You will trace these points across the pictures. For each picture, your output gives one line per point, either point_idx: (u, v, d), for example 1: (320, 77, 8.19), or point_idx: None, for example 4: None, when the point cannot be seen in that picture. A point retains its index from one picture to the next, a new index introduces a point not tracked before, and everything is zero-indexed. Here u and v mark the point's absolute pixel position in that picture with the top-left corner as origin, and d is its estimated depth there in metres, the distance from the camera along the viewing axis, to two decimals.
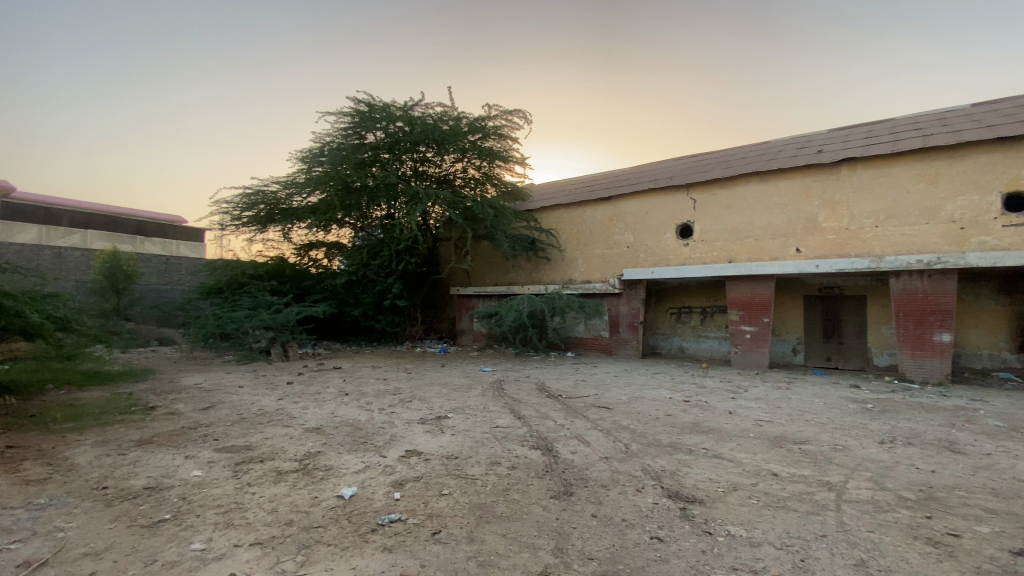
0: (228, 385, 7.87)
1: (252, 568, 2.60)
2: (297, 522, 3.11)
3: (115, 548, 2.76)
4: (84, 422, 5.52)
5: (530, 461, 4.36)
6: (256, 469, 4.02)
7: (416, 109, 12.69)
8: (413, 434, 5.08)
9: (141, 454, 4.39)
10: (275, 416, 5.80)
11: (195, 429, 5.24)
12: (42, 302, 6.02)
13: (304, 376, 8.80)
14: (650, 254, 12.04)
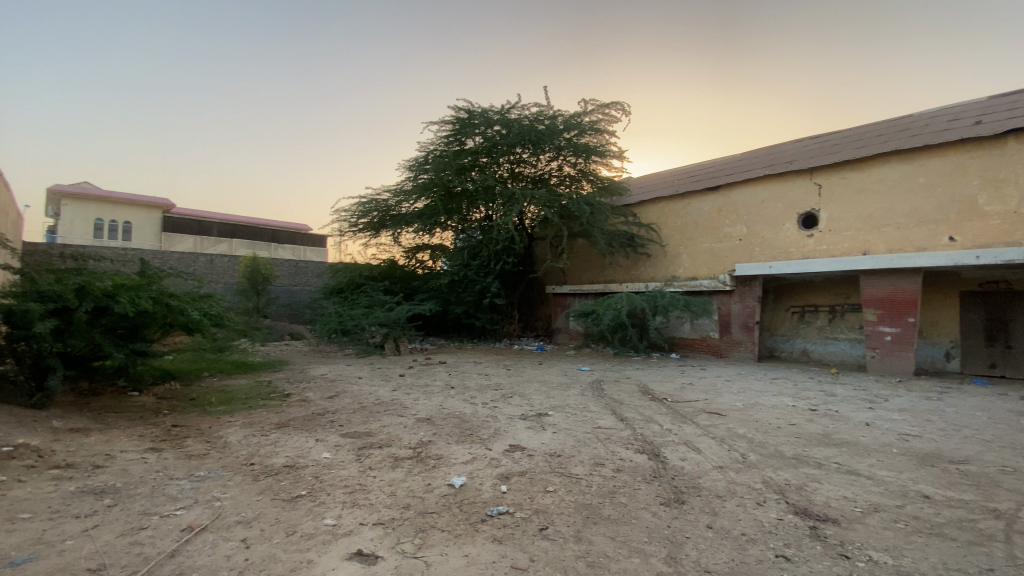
0: (349, 376, 8.64)
1: (377, 545, 2.80)
2: (413, 507, 3.30)
3: (262, 518, 3.13)
4: (234, 406, 6.37)
5: (636, 465, 4.21)
6: (375, 455, 4.34)
7: (513, 111, 12.93)
8: (516, 430, 5.15)
9: (280, 436, 4.96)
10: (389, 406, 6.24)
11: (324, 415, 5.81)
12: (200, 302, 7.02)
13: (413, 369, 9.37)
14: (765, 248, 11.10)
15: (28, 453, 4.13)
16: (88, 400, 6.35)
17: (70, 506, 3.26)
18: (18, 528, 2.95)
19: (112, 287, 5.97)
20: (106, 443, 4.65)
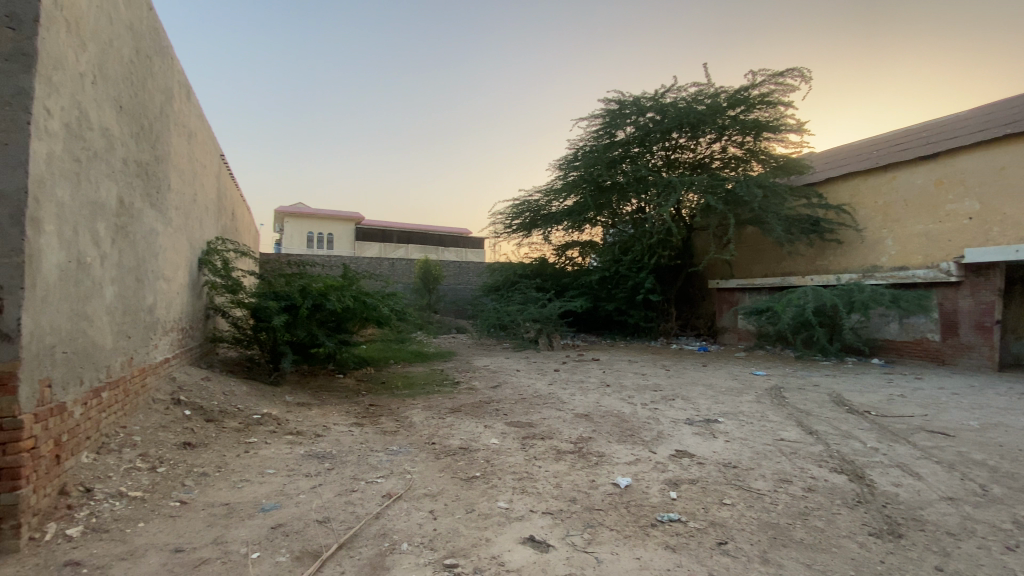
0: (509, 368, 9.10)
1: (548, 534, 2.87)
2: (580, 501, 3.31)
3: (444, 493, 3.45)
4: (415, 391, 7.19)
5: (831, 486, 3.64)
6: (539, 445, 4.49)
7: (668, 95, 12.29)
8: (681, 434, 4.86)
9: (454, 419, 5.44)
10: (549, 399, 6.41)
11: (490, 403, 6.22)
12: (388, 299, 8.04)
13: (569, 365, 9.49)
14: (1011, 226, 8.69)
15: (272, 420, 5.19)
16: (308, 379, 7.76)
17: (300, 466, 3.99)
18: (267, 480, 3.72)
19: (324, 288, 7.21)
20: (322, 416, 5.62)
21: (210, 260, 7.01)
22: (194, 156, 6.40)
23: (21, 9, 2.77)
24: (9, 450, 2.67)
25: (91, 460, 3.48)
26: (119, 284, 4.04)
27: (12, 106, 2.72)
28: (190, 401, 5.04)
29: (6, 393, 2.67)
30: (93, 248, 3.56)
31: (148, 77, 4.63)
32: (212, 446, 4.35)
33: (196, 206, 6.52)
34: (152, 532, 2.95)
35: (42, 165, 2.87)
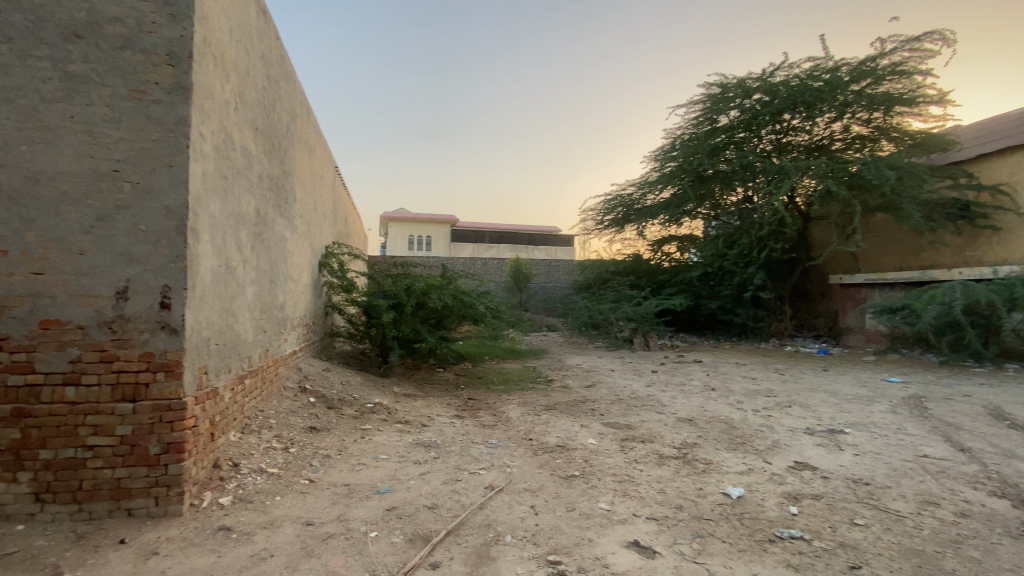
0: (603, 368, 8.93)
1: (653, 540, 2.77)
2: (687, 509, 3.15)
3: (544, 490, 3.48)
4: (511, 387, 7.34)
5: (992, 513, 3.11)
6: (640, 448, 4.36)
7: (778, 74, 11.37)
8: (799, 444, 4.44)
9: (550, 417, 5.46)
10: (647, 401, 6.19)
11: (586, 402, 6.15)
12: (483, 297, 8.30)
13: (667, 366, 9.10)
14: None
15: (383, 409, 5.59)
16: (412, 372, 8.27)
17: (409, 454, 4.25)
18: (380, 464, 4.01)
19: (426, 287, 7.63)
20: (426, 407, 5.94)
21: (328, 262, 7.71)
22: (314, 168, 7.08)
23: (179, 48, 3.22)
24: (177, 427, 3.13)
25: (237, 438, 3.98)
26: (257, 284, 4.58)
27: (175, 133, 3.19)
28: (314, 389, 5.60)
29: (174, 378, 3.14)
30: (237, 254, 4.07)
31: (277, 100, 5.19)
32: (333, 431, 4.79)
33: (315, 214, 7.20)
34: (287, 505, 3.31)
35: (197, 182, 3.32)
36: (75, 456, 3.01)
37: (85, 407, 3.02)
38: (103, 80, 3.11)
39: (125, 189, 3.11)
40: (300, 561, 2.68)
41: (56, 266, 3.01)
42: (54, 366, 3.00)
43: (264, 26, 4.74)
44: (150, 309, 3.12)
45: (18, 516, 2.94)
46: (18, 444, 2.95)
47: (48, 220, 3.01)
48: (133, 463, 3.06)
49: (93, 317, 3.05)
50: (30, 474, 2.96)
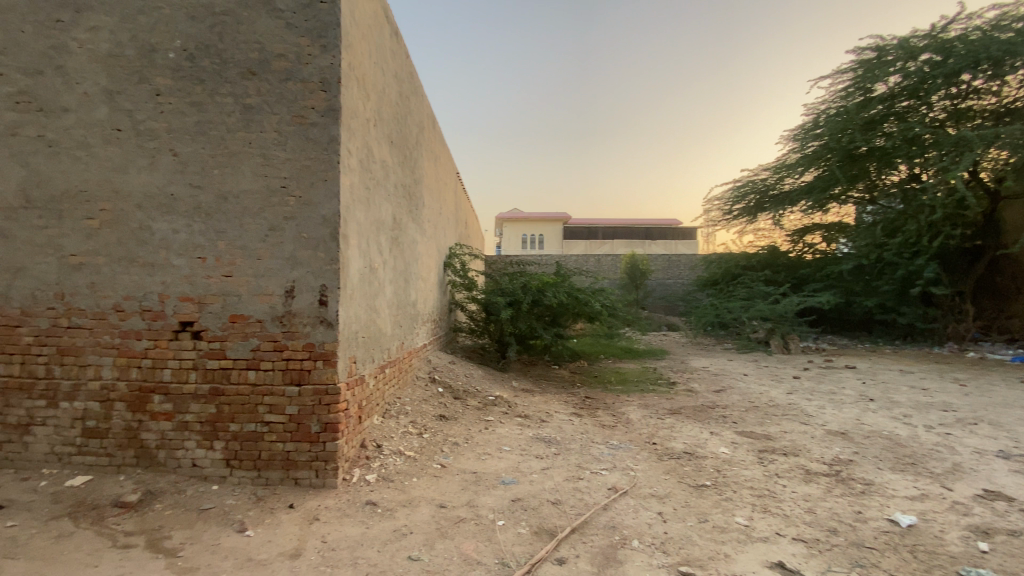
0: (733, 371, 8.26)
1: (802, 564, 2.50)
2: (842, 534, 2.80)
3: (672, 497, 3.33)
4: (630, 387, 7.14)
5: None
6: (781, 461, 3.96)
7: (953, 29, 9.74)
8: (992, 470, 3.69)
9: (675, 422, 5.20)
10: (788, 410, 5.61)
11: (715, 408, 5.76)
12: (599, 294, 8.25)
13: (811, 372, 8.13)
14: None
15: (504, 402, 5.80)
16: (530, 368, 8.45)
17: (532, 447, 4.35)
18: (504, 456, 4.16)
19: (541, 284, 7.79)
20: (545, 403, 6.01)
21: (452, 262, 8.15)
22: (438, 173, 7.56)
23: (330, 75, 3.64)
24: (333, 409, 3.56)
25: (379, 421, 4.40)
26: (393, 283, 5.02)
27: (328, 151, 3.61)
28: (441, 380, 5.99)
29: (330, 366, 3.58)
30: (377, 255, 4.50)
31: (408, 113, 5.62)
32: (460, 420, 5.09)
33: (440, 217, 7.67)
34: (423, 487, 3.61)
35: (346, 193, 3.74)
36: (255, 429, 3.54)
37: (263, 388, 3.55)
38: (273, 109, 3.62)
39: (290, 202, 3.60)
40: (436, 541, 2.91)
41: (240, 270, 3.58)
42: (240, 353, 3.57)
43: (396, 46, 5.16)
44: (310, 306, 3.58)
45: (214, 477, 3.53)
46: (214, 417, 3.54)
47: (234, 231, 3.59)
48: (299, 438, 3.53)
49: (268, 312, 3.58)
50: (222, 443, 3.54)
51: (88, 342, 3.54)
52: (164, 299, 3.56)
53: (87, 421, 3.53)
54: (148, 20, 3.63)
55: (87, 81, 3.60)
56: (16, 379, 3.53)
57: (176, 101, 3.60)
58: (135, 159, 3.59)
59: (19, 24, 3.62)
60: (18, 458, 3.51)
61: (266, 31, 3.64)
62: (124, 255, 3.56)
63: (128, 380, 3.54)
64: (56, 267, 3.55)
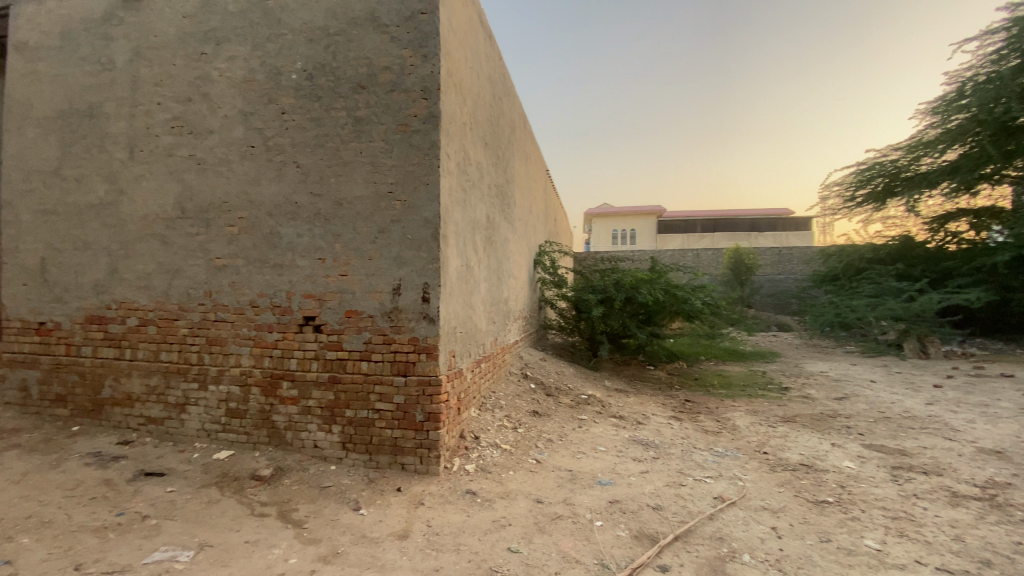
0: (858, 378, 7.41)
1: None
2: (1001, 568, 2.40)
3: (788, 512, 3.08)
4: (734, 392, 6.69)
5: None
6: (920, 481, 3.49)
7: None
8: None
9: (789, 430, 4.79)
10: (928, 423, 4.92)
11: (836, 418, 5.22)
12: (698, 291, 7.86)
13: (958, 381, 7.05)
14: None
15: (597, 401, 5.73)
16: (624, 368, 8.26)
17: (628, 450, 4.27)
18: (600, 455, 4.13)
19: (635, 281, 7.59)
20: (640, 404, 5.87)
21: (542, 259, 8.19)
22: (529, 172, 7.64)
23: (431, 83, 3.82)
24: (435, 400, 3.75)
25: (476, 414, 4.55)
26: (488, 281, 5.16)
27: (429, 156, 3.80)
28: (534, 376, 6.06)
29: (433, 359, 3.77)
30: (473, 254, 4.65)
31: (501, 114, 5.74)
32: (553, 417, 5.12)
33: (531, 214, 7.75)
34: (520, 481, 3.69)
35: (446, 195, 3.91)
36: (367, 416, 3.83)
37: (373, 378, 3.83)
38: (380, 119, 3.88)
39: (396, 206, 3.84)
40: (534, 535, 2.96)
41: (354, 270, 3.89)
42: (354, 345, 3.88)
43: (490, 50, 5.29)
44: (415, 303, 3.80)
45: (332, 457, 3.88)
46: (332, 403, 3.89)
47: (348, 234, 3.91)
48: (405, 426, 3.77)
49: (378, 308, 3.85)
50: (339, 427, 3.87)
51: (231, 333, 4.05)
52: (291, 296, 3.97)
53: (230, 402, 4.04)
54: (275, 46, 4.05)
55: (227, 105, 4.12)
56: (176, 364, 4.13)
57: (298, 118, 4.00)
58: (265, 172, 4.03)
59: (175, 60, 4.23)
60: (177, 432, 4.11)
61: (373, 46, 3.91)
62: (259, 257, 4.03)
63: (263, 368, 4.00)
64: (205, 269, 4.10)
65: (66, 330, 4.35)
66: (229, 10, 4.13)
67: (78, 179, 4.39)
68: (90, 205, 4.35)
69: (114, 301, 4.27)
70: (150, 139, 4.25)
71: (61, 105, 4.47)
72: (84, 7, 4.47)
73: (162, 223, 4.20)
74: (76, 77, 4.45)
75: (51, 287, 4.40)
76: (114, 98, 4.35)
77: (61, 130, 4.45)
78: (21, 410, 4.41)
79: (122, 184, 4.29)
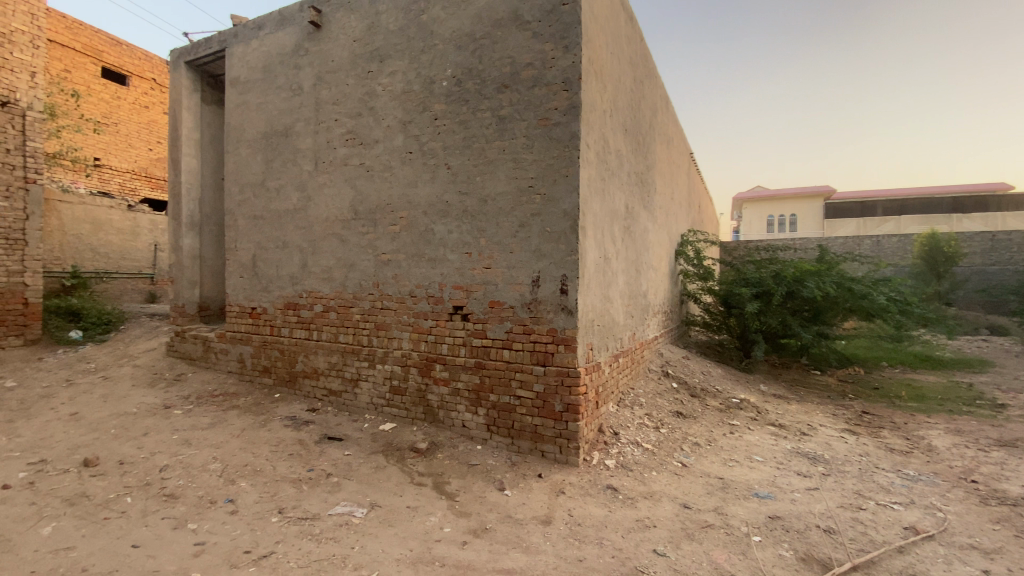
0: None
1: None
2: None
3: (1008, 555, 2.53)
4: (928, 405, 5.64)
5: None
6: None
7: None
8: None
9: (1009, 457, 3.88)
10: None
11: None
12: (879, 286, 6.85)
13: None
14: None
15: (752, 407, 5.37)
16: (781, 371, 7.45)
17: (791, 462, 3.99)
18: (757, 466, 3.91)
19: (799, 273, 6.85)
20: (806, 414, 5.36)
21: (685, 250, 7.72)
22: (671, 158, 7.24)
23: (572, 74, 3.80)
24: (574, 391, 3.74)
25: (615, 409, 4.46)
26: (628, 274, 5.03)
27: (570, 147, 3.79)
28: (676, 375, 5.76)
29: (572, 350, 3.77)
30: (613, 246, 4.56)
31: (642, 99, 5.51)
32: (699, 420, 4.84)
33: (673, 203, 7.34)
34: (664, 483, 3.56)
35: (585, 186, 3.87)
36: (509, 401, 3.98)
37: (515, 365, 3.97)
38: (522, 116, 3.98)
39: (536, 199, 3.91)
40: (682, 541, 2.82)
41: (496, 263, 4.07)
42: (497, 333, 4.06)
43: (631, 33, 5.10)
44: (553, 294, 3.84)
45: (478, 438, 4.12)
46: (478, 387, 4.12)
47: (491, 229, 4.09)
48: (545, 415, 3.84)
49: (519, 299, 3.97)
50: (485, 409, 4.09)
51: (393, 319, 4.53)
52: (443, 287, 4.30)
53: (393, 380, 4.52)
54: (428, 57, 4.39)
55: (389, 116, 4.58)
56: (350, 345, 4.75)
57: (448, 122, 4.29)
58: (421, 174, 4.41)
59: (347, 80, 4.82)
60: (352, 403, 4.72)
61: (516, 44, 4.02)
62: (416, 252, 4.43)
63: (419, 351, 4.39)
64: (373, 263, 4.64)
65: (270, 314, 5.27)
66: (391, 29, 4.59)
67: (278, 188, 5.27)
68: (287, 210, 5.19)
69: (304, 291, 5.05)
70: (329, 151, 4.92)
71: (265, 128, 5.39)
72: (280, 43, 5.32)
73: (339, 224, 4.84)
74: (275, 104, 5.32)
75: (259, 279, 5.36)
76: (302, 118, 5.11)
77: (265, 149, 5.38)
78: (240, 377, 5.45)
79: (309, 192, 5.05)
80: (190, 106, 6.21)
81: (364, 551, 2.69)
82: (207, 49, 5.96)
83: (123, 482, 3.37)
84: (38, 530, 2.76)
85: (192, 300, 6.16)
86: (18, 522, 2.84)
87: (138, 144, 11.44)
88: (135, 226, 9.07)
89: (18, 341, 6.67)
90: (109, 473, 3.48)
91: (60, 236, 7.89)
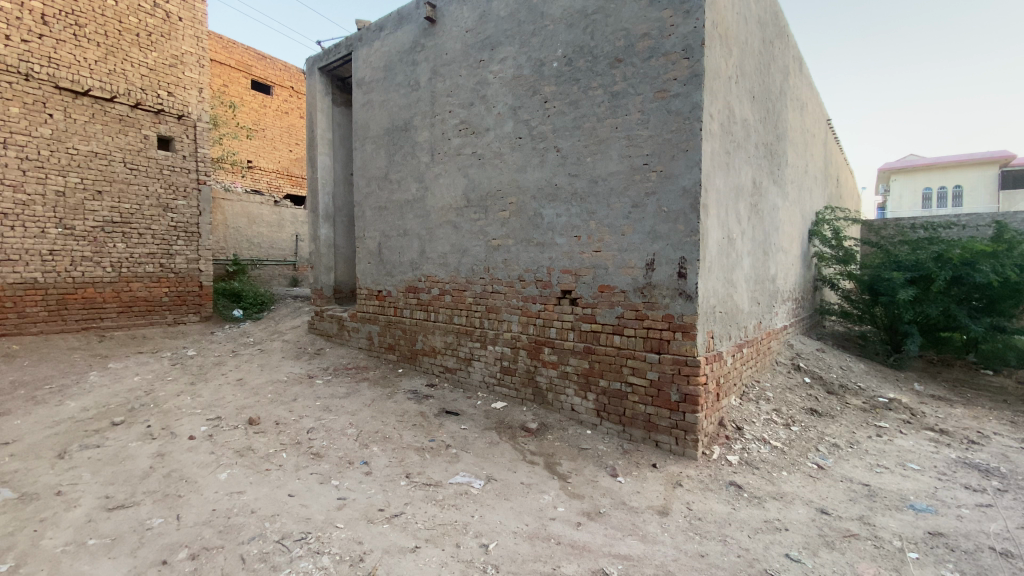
0: None
1: None
2: None
3: None
4: None
5: None
6: None
7: None
8: None
9: None
10: None
11: None
12: None
13: None
14: None
15: (904, 408, 4.70)
16: (939, 371, 6.41)
17: (956, 474, 3.42)
18: (912, 475, 3.40)
19: (969, 254, 5.85)
20: (975, 420, 4.57)
21: (819, 229, 6.92)
22: (805, 127, 6.47)
23: (694, 39, 3.52)
24: (692, 381, 3.53)
25: (738, 403, 4.15)
26: (753, 256, 4.61)
27: (691, 120, 3.53)
28: (808, 369, 5.21)
29: (690, 338, 3.56)
30: (737, 225, 4.20)
31: (772, 61, 4.98)
32: (838, 419, 4.34)
33: (807, 177, 6.58)
34: (797, 484, 3.26)
35: (708, 161, 3.59)
36: (620, 388, 3.89)
37: (626, 352, 3.86)
38: (637, 90, 3.80)
39: (652, 177, 3.73)
40: (820, 548, 2.55)
41: (607, 246, 3.97)
42: (607, 319, 3.97)
43: None
44: (670, 279, 3.65)
45: (588, 423, 4.09)
46: (588, 371, 4.08)
47: (602, 212, 3.99)
48: (659, 404, 3.69)
49: (631, 283, 3.84)
50: (594, 394, 4.04)
51: (503, 302, 4.65)
52: (551, 271, 4.30)
53: (503, 361, 4.64)
54: (539, 39, 4.36)
55: (500, 103, 4.65)
56: (464, 326, 4.96)
57: (558, 103, 4.24)
58: (531, 159, 4.42)
59: (460, 71, 4.97)
60: (466, 381, 4.95)
61: (632, 15, 3.82)
62: (526, 237, 4.47)
63: (528, 334, 4.46)
64: (484, 248, 4.79)
65: (394, 296, 5.69)
66: (502, 15, 4.63)
67: (399, 180, 5.64)
68: (406, 200, 5.54)
69: (423, 276, 5.36)
70: (444, 142, 5.14)
71: (386, 123, 5.78)
72: (399, 41, 5.64)
73: (453, 211, 5.06)
74: (395, 100, 5.67)
75: (384, 264, 5.80)
76: (420, 111, 5.38)
77: (387, 143, 5.77)
78: (369, 353, 5.99)
79: (426, 181, 5.33)
80: (323, 108, 6.86)
81: (483, 521, 2.82)
82: (337, 54, 6.50)
83: (279, 440, 3.88)
84: (217, 475, 3.29)
85: (328, 283, 6.89)
86: (202, 467, 3.41)
87: (281, 146, 12.99)
88: (280, 219, 10.29)
89: (196, 317, 7.98)
90: (268, 431, 4.03)
91: (224, 230, 9.25)
